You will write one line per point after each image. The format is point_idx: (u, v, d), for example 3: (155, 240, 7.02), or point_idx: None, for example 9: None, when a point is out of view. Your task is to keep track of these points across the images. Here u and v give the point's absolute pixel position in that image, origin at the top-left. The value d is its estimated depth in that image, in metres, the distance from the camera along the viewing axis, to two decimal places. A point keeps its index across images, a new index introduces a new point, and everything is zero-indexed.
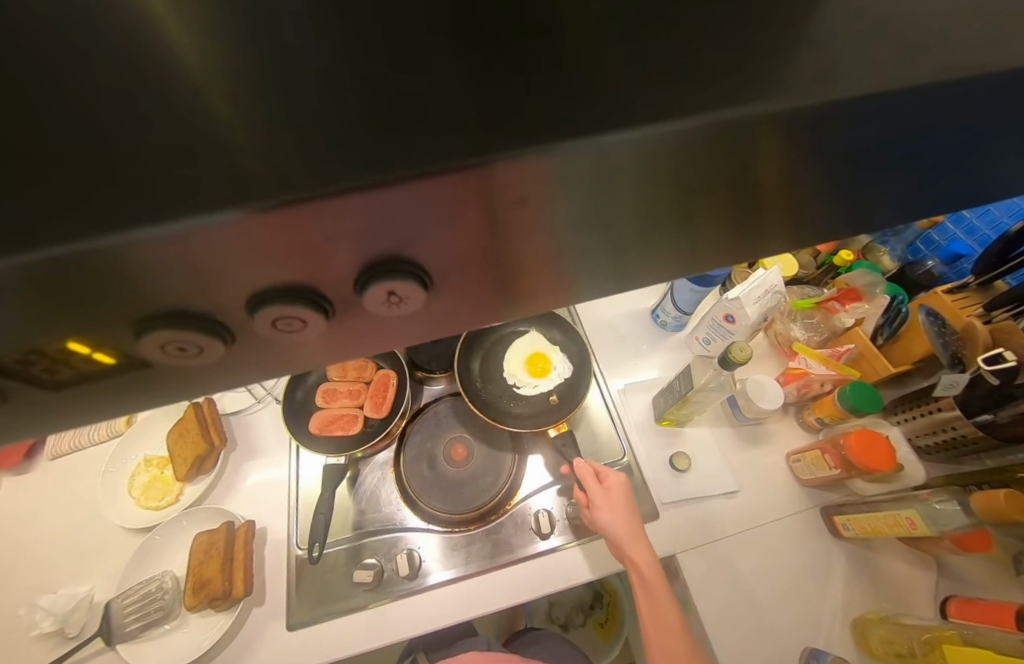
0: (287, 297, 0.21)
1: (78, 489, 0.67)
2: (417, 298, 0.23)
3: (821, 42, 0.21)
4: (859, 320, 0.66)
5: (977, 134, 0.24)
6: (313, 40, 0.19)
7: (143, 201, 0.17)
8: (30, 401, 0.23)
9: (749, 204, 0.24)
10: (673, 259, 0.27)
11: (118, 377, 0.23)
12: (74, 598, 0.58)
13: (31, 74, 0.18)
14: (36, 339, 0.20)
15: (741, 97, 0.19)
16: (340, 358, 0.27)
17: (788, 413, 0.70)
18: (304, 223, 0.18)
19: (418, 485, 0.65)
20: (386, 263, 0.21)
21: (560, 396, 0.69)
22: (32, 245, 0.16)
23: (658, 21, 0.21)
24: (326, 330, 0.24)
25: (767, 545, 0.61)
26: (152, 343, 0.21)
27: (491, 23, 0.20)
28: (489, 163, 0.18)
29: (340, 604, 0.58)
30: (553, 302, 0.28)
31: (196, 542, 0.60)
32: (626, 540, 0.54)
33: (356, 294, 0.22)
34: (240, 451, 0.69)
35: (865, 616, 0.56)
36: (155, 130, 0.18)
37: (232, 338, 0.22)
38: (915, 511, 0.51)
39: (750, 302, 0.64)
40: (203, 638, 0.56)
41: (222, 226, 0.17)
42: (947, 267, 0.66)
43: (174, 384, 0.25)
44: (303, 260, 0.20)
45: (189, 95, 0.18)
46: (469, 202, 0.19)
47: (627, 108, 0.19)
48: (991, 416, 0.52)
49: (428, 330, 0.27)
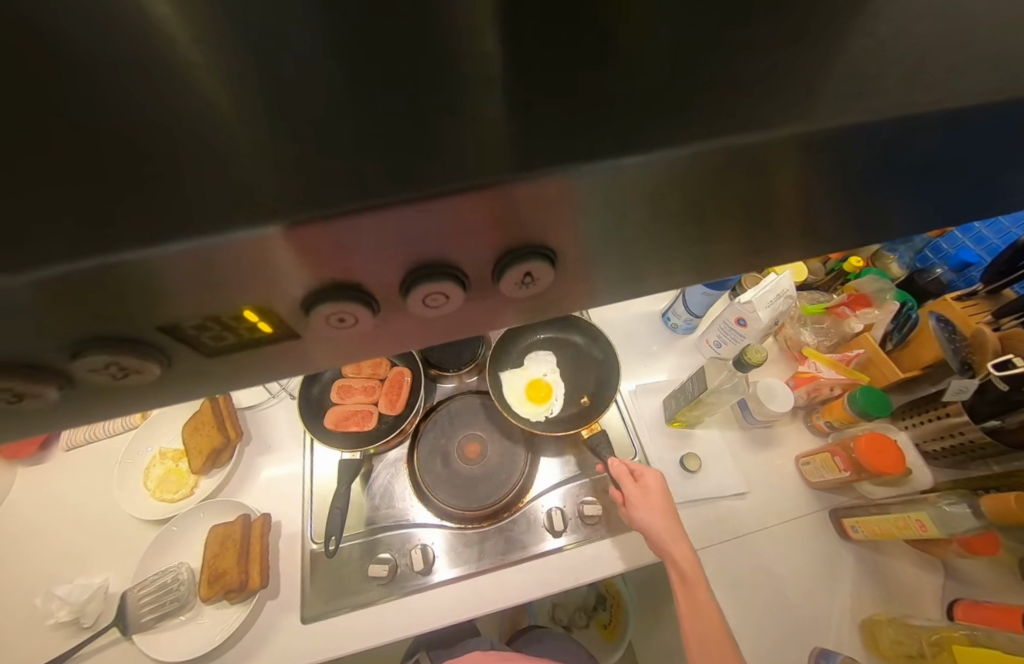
0: (429, 276, 0.22)
1: (94, 480, 0.67)
2: (548, 277, 0.24)
3: (850, 57, 0.21)
4: (868, 325, 0.68)
5: (997, 148, 0.25)
6: (357, 59, 0.20)
7: (194, 206, 0.18)
8: (186, 365, 0.24)
9: (771, 208, 0.25)
10: (696, 260, 0.28)
11: (269, 346, 0.25)
12: (90, 588, 0.58)
13: (101, 84, 0.19)
14: (217, 308, 0.21)
15: (771, 109, 0.20)
16: (403, 350, 0.29)
17: (797, 417, 0.71)
18: (342, 230, 0.19)
19: (431, 479, 0.66)
20: (520, 248, 0.22)
21: (591, 396, 0.71)
22: (90, 247, 0.17)
23: (695, 33, 0.22)
24: (461, 307, 0.25)
25: (776, 547, 0.62)
26: (318, 317, 0.23)
27: (533, 38, 0.21)
28: (520, 182, 0.19)
29: (352, 599, 0.59)
30: (556, 314, 0.30)
31: (211, 534, 0.61)
32: (665, 537, 0.55)
33: (492, 277, 0.24)
34: (254, 445, 0.70)
35: (873, 618, 0.57)
36: (214, 134, 0.19)
37: (380, 308, 0.24)
38: (924, 513, 0.51)
39: (763, 306, 0.66)
40: (218, 630, 0.57)
41: (267, 235, 0.18)
42: (956, 275, 0.67)
43: (313, 354, 0.27)
44: (332, 267, 0.20)
45: (249, 103, 0.19)
46: (488, 220, 0.20)
47: (661, 122, 0.20)
48: (999, 421, 0.53)
49: (486, 322, 0.28)
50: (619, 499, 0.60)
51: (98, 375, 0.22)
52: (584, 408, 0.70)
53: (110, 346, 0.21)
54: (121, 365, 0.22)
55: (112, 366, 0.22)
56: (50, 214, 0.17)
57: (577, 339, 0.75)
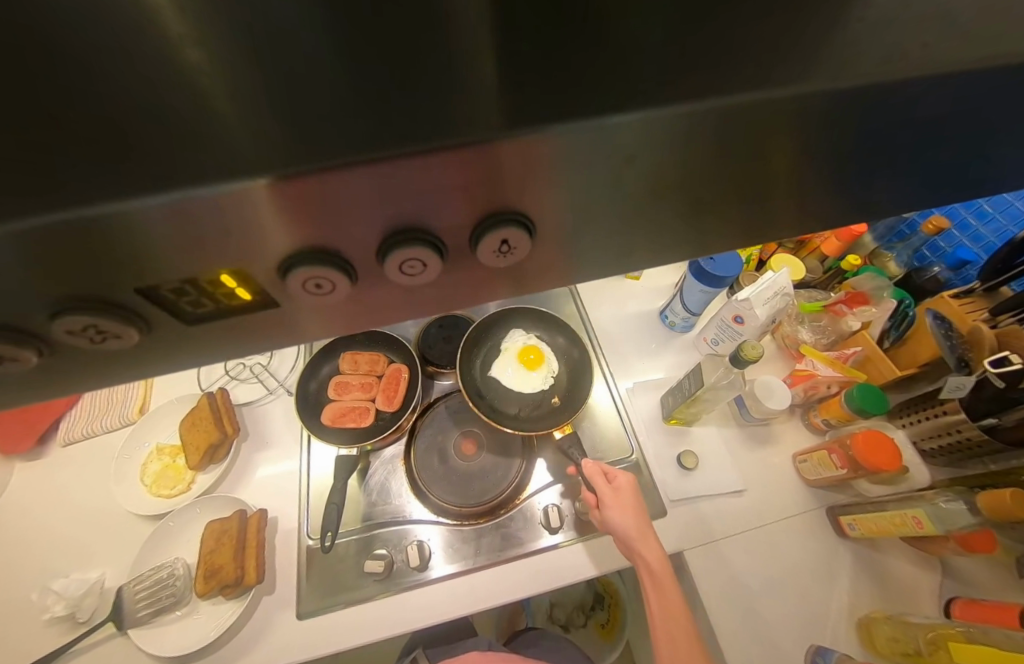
0: (408, 238, 0.22)
1: (91, 475, 0.67)
2: (525, 247, 0.24)
3: (840, 35, 0.21)
4: (865, 322, 0.68)
5: (987, 132, 0.25)
6: (347, 38, 0.21)
7: (178, 171, 0.17)
8: (165, 333, 0.24)
9: (762, 192, 0.25)
10: (688, 247, 0.28)
11: (247, 315, 0.25)
12: (87, 582, 0.58)
13: (95, 62, 0.19)
14: (194, 271, 0.21)
15: (764, 83, 0.20)
16: (385, 322, 0.29)
17: (794, 415, 0.71)
18: (331, 191, 0.19)
19: (427, 476, 0.66)
20: (497, 214, 0.22)
21: (563, 398, 0.70)
22: (78, 218, 0.17)
23: (686, 18, 0.22)
24: (438, 278, 0.25)
25: (773, 545, 0.62)
26: (296, 280, 0.22)
27: (523, 18, 0.21)
28: (509, 141, 0.19)
29: (348, 595, 0.59)
30: (540, 289, 0.30)
31: (208, 528, 0.61)
32: (636, 536, 0.55)
33: (470, 246, 0.24)
34: (251, 441, 0.70)
35: (870, 615, 0.57)
36: (203, 107, 0.19)
37: (357, 277, 0.24)
38: (922, 510, 0.51)
39: (759, 303, 0.66)
40: (213, 626, 0.56)
41: (255, 187, 0.18)
42: (953, 273, 0.67)
43: (290, 326, 0.27)
44: (311, 226, 0.20)
45: (243, 74, 0.19)
46: (475, 182, 0.20)
47: (653, 94, 0.20)
48: (996, 420, 0.53)
49: (456, 296, 0.28)
50: (592, 501, 0.59)
51: (77, 338, 0.22)
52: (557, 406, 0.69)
53: (87, 308, 0.21)
54: (99, 328, 0.22)
55: (91, 328, 0.22)
56: (41, 186, 0.17)
57: (559, 339, 0.74)
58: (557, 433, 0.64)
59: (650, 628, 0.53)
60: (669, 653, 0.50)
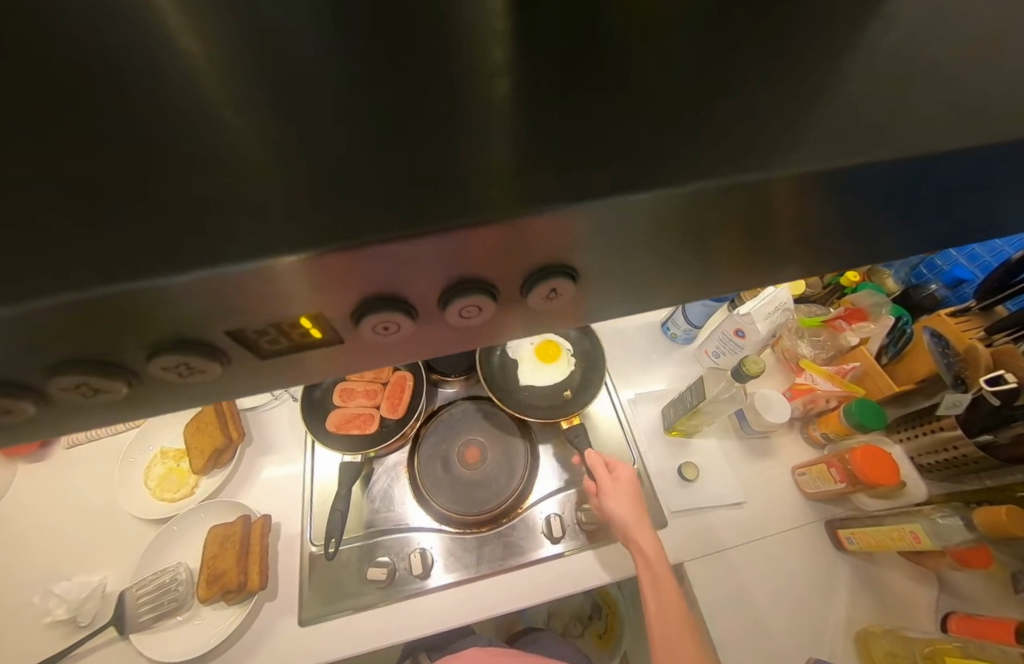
0: (466, 290, 0.25)
1: (93, 478, 0.67)
2: (570, 291, 0.27)
3: (826, 107, 0.24)
4: (864, 338, 0.69)
5: (981, 174, 0.26)
6: (385, 121, 0.23)
7: (237, 238, 0.20)
8: (243, 365, 0.26)
9: (765, 228, 0.26)
10: (693, 276, 0.30)
11: (317, 350, 0.27)
12: (89, 586, 0.59)
13: (156, 132, 0.22)
14: (282, 316, 0.23)
15: (757, 152, 0.23)
16: (431, 355, 0.31)
17: (794, 428, 0.72)
18: (370, 257, 0.21)
19: (430, 484, 0.66)
20: (545, 268, 0.25)
21: (574, 390, 0.72)
22: (135, 266, 0.19)
23: (676, 86, 0.25)
24: (492, 317, 0.28)
25: (772, 557, 0.62)
26: (367, 324, 0.25)
27: (541, 97, 0.24)
28: (518, 205, 0.21)
29: (350, 602, 0.59)
30: (555, 327, 0.31)
31: (211, 534, 0.61)
32: (632, 525, 0.56)
33: (521, 292, 0.26)
34: (255, 446, 0.71)
35: (867, 629, 0.57)
36: (260, 179, 0.21)
37: (419, 316, 0.26)
38: (920, 525, 0.52)
39: (761, 318, 0.69)
40: (215, 631, 0.57)
41: (291, 266, 0.20)
42: (949, 291, 0.69)
43: (353, 359, 0.29)
44: (383, 278, 0.23)
45: (284, 145, 0.22)
46: (498, 246, 0.22)
47: (659, 164, 0.22)
48: (991, 436, 0.54)
49: (504, 334, 0.30)
50: (592, 489, 0.61)
51: (167, 373, 0.24)
52: (567, 399, 0.71)
53: (182, 347, 0.23)
54: (188, 364, 0.24)
55: (182, 364, 0.24)
56: (108, 240, 0.20)
57: (573, 332, 0.76)
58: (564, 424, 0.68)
59: (645, 620, 0.53)
60: (664, 634, 0.51)
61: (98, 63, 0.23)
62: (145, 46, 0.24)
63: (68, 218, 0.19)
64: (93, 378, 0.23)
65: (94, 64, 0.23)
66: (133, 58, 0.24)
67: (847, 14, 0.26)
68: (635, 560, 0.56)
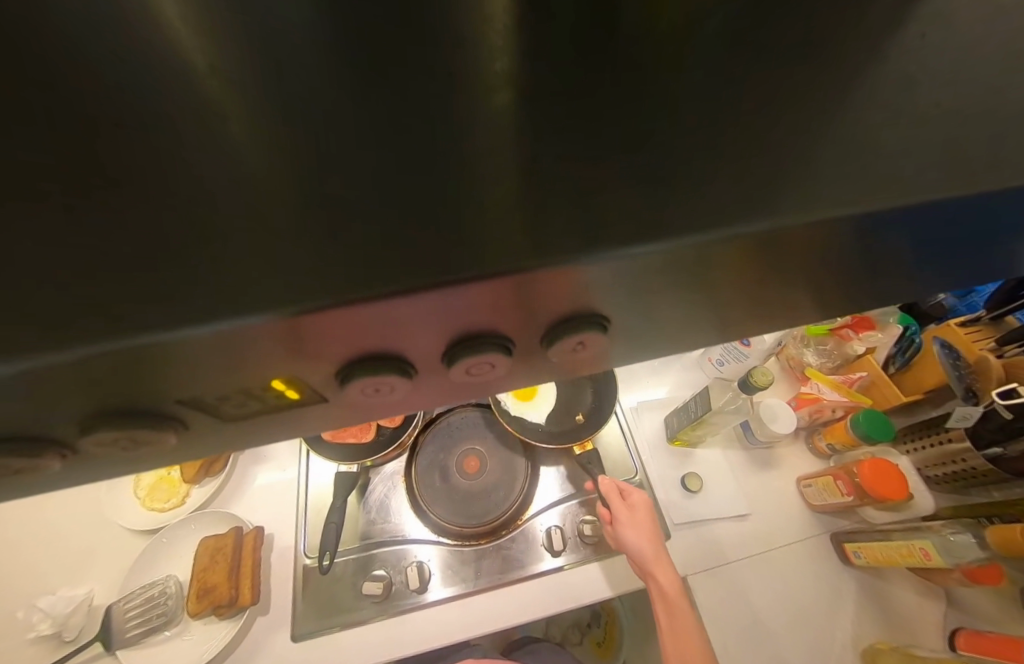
0: (477, 347, 0.23)
1: (82, 487, 0.66)
2: (598, 340, 0.26)
3: (856, 127, 0.23)
4: (871, 348, 0.67)
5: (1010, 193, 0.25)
6: (392, 140, 0.22)
7: (224, 266, 0.18)
8: (200, 430, 0.24)
9: None
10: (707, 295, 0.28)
11: (295, 410, 0.25)
12: (74, 600, 0.57)
13: (129, 138, 0.20)
14: (246, 381, 0.22)
15: (783, 176, 0.22)
16: (438, 406, 0.30)
17: (798, 438, 0.71)
18: (354, 317, 0.19)
19: (428, 494, 0.65)
20: (569, 321, 0.24)
21: (587, 414, 0.68)
22: (98, 286, 0.17)
23: (687, 94, 0.24)
24: (507, 369, 0.26)
25: (777, 570, 0.61)
26: (357, 387, 0.23)
27: (556, 110, 0.23)
28: (529, 227, 0.20)
29: (343, 617, 0.57)
30: (590, 367, 0.31)
31: (201, 546, 0.59)
32: (650, 559, 0.55)
33: (541, 344, 0.25)
34: (249, 454, 0.69)
35: (875, 646, 0.56)
36: (261, 200, 0.20)
37: (418, 374, 0.25)
38: (930, 542, 0.51)
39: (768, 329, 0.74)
40: (205, 647, 0.55)
41: (287, 318, 0.18)
42: (957, 300, 0.68)
43: (339, 414, 0.27)
44: (375, 342, 0.21)
45: (272, 152, 0.21)
46: (540, 294, 0.21)
47: (680, 187, 0.21)
48: (1000, 451, 0.52)
49: (513, 385, 0.30)
50: (606, 517, 0.60)
51: (108, 447, 0.22)
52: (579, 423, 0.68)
53: (123, 422, 0.21)
54: (134, 437, 0.22)
55: (122, 438, 0.22)
56: (68, 254, 0.18)
57: None
58: (577, 450, 0.67)
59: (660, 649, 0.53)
60: None
61: (76, 69, 0.22)
62: (126, 48, 0.23)
63: (35, 238, 0.18)
64: (19, 459, 0.21)
65: (62, 63, 0.22)
66: (112, 63, 0.22)
67: (865, 22, 0.25)
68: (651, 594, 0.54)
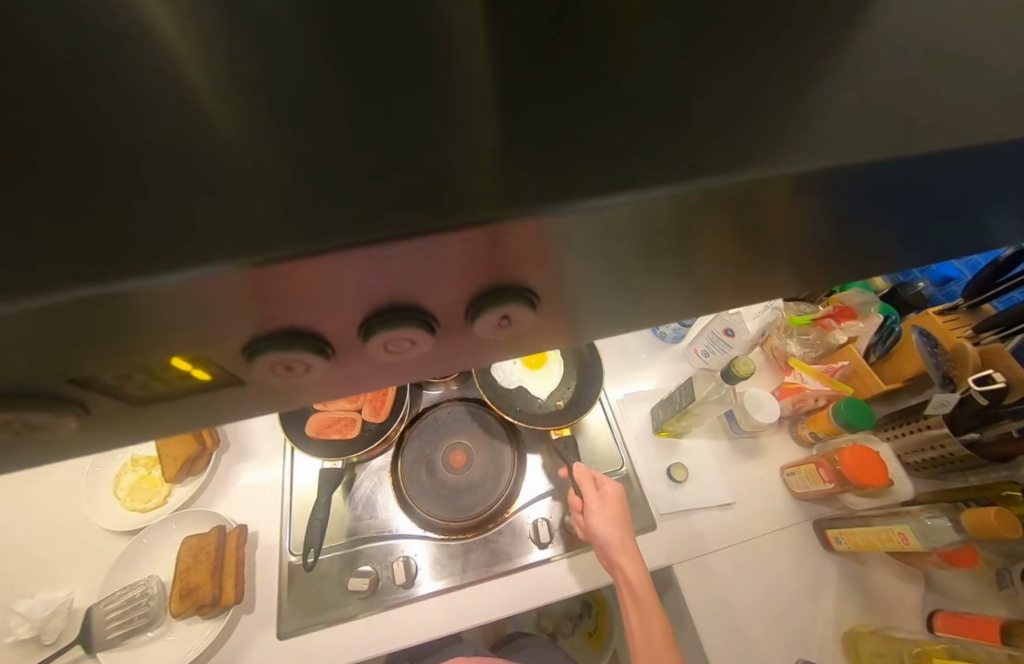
0: (394, 320, 0.23)
1: (59, 488, 0.64)
2: (526, 317, 0.25)
3: (839, 99, 0.22)
4: (852, 337, 0.69)
5: (975, 178, 0.25)
6: (348, 111, 0.21)
7: (172, 249, 0.17)
8: (103, 413, 0.24)
9: (759, 235, 0.25)
10: (683, 283, 0.28)
11: (210, 391, 0.25)
12: (53, 603, 0.56)
13: (60, 110, 0.19)
14: (143, 360, 0.21)
15: (766, 152, 0.21)
16: (378, 385, 0.29)
17: (783, 427, 0.71)
18: (234, 288, 0.18)
19: (414, 489, 0.64)
20: (489, 292, 0.23)
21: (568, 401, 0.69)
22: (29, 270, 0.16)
23: (664, 68, 0.22)
24: (431, 346, 0.26)
25: (761, 557, 0.62)
26: (264, 363, 0.23)
27: (525, 81, 0.22)
28: (512, 206, 0.19)
29: (330, 614, 0.57)
30: (537, 345, 0.30)
31: (184, 546, 0.58)
32: (617, 547, 0.55)
33: (465, 317, 0.24)
34: (231, 452, 0.68)
35: (855, 629, 0.57)
36: (208, 175, 0.18)
37: (334, 353, 0.24)
38: (908, 526, 0.52)
39: (750, 317, 0.75)
40: (188, 647, 0.54)
41: (233, 270, 0.17)
42: (937, 288, 0.69)
43: (260, 396, 0.27)
44: (307, 307, 0.21)
45: (224, 125, 0.19)
46: (484, 253, 0.20)
47: (661, 164, 0.20)
48: (978, 434, 0.54)
49: (445, 363, 0.29)
50: (577, 505, 0.60)
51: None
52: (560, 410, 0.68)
53: (16, 404, 0.20)
54: (27, 421, 0.21)
55: (16, 422, 0.21)
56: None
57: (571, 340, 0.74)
58: (554, 435, 0.67)
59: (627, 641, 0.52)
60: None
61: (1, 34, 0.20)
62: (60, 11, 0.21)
63: None
64: None
65: None
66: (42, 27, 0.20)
67: None
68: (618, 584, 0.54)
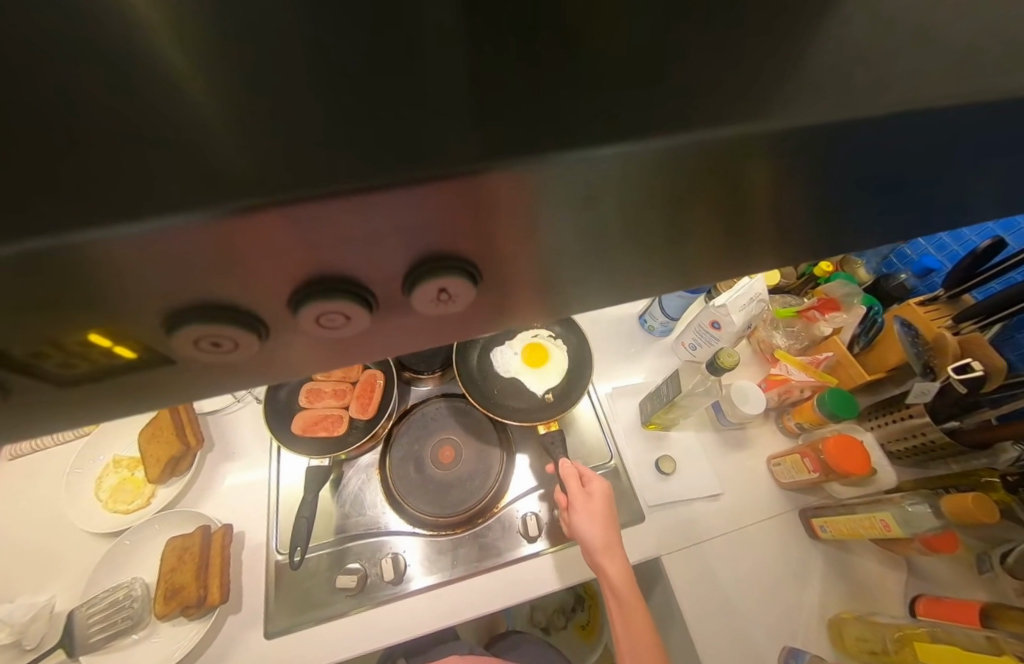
0: (330, 291, 0.21)
1: (39, 491, 0.63)
2: (466, 294, 0.23)
3: (830, 67, 0.21)
4: (837, 328, 0.69)
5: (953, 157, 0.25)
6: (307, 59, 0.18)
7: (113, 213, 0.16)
8: (28, 395, 0.23)
9: (742, 214, 0.24)
10: (665, 268, 0.28)
11: (140, 371, 0.23)
12: (33, 607, 0.55)
13: None
14: (56, 332, 0.19)
15: (751, 121, 0.20)
16: (337, 366, 0.28)
17: (769, 418, 0.72)
18: (137, 253, 0.17)
19: (403, 486, 0.64)
20: (431, 261, 0.21)
21: (557, 395, 0.70)
22: None
23: (649, 28, 0.21)
24: (370, 324, 0.24)
25: (748, 547, 0.63)
26: (186, 337, 0.21)
27: (499, 36, 0.20)
28: (485, 172, 0.18)
29: (318, 612, 0.56)
30: (519, 323, 0.29)
31: (168, 547, 0.58)
32: (600, 548, 0.55)
33: (402, 292, 0.23)
34: (216, 452, 0.67)
35: (839, 616, 0.58)
36: (150, 132, 0.17)
37: (268, 331, 0.23)
38: (890, 514, 0.52)
39: (736, 309, 0.68)
40: (173, 648, 0.54)
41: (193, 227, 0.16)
42: (918, 280, 0.69)
43: (198, 380, 0.25)
44: (247, 275, 0.19)
45: (164, 75, 0.17)
46: (444, 220, 0.19)
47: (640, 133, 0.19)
48: (958, 422, 0.55)
49: (391, 345, 0.27)
50: (563, 503, 0.59)
51: None
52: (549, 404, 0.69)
53: None
54: None
55: None
56: None
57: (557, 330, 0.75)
58: (542, 430, 0.67)
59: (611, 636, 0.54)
60: None
61: None
62: None
63: None
64: None
65: None
66: None
67: None
68: (601, 586, 0.54)
